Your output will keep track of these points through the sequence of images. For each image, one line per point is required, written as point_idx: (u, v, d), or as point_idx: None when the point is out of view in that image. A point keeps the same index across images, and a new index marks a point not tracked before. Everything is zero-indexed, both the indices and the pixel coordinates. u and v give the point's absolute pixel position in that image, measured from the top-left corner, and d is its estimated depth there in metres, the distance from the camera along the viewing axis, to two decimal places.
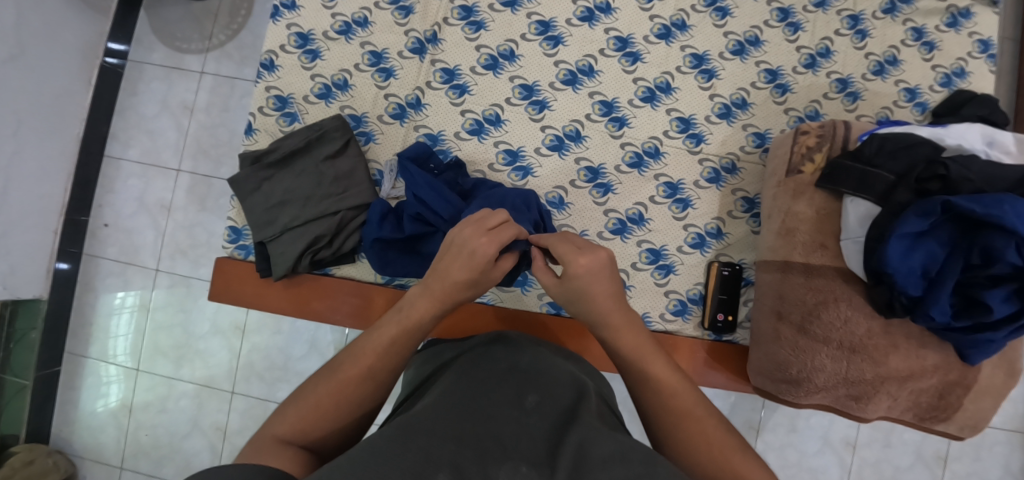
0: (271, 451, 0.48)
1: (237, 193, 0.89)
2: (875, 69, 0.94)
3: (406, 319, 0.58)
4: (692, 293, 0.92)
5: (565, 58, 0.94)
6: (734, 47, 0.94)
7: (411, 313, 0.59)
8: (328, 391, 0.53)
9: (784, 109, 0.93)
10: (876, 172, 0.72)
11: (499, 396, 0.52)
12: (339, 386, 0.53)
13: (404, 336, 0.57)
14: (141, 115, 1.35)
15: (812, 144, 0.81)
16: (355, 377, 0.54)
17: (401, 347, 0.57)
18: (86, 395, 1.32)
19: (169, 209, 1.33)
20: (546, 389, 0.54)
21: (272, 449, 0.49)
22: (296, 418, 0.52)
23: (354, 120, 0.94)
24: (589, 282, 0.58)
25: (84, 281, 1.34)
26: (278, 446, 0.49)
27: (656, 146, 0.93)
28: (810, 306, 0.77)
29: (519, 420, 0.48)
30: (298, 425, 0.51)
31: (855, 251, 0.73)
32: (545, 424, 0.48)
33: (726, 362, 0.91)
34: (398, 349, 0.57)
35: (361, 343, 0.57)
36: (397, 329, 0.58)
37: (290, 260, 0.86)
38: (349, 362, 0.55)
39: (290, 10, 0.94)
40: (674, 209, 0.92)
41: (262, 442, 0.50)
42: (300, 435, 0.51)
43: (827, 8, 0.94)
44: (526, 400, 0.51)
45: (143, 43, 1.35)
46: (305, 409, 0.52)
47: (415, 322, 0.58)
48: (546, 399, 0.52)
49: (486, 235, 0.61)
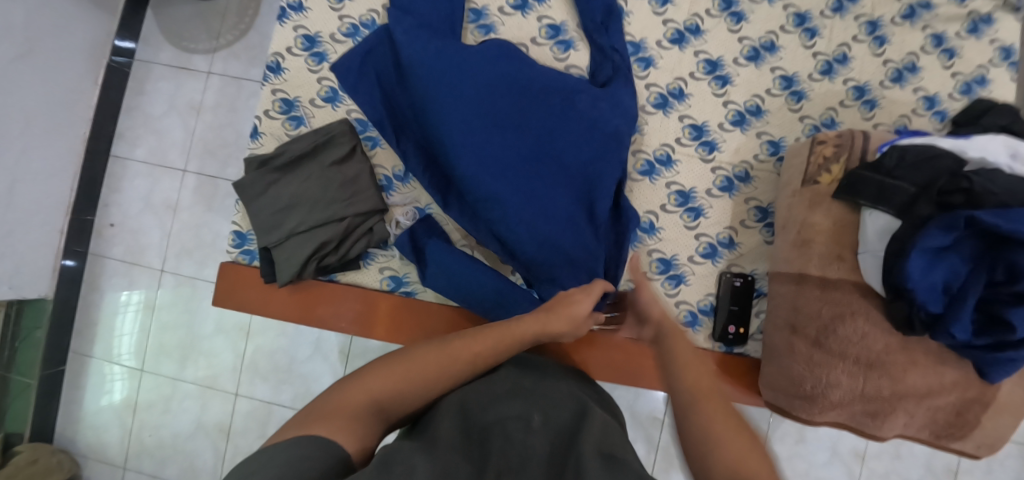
0: (392, 383, 0.56)
1: (243, 197, 0.85)
2: (893, 76, 0.92)
3: (557, 304, 0.71)
4: (702, 304, 0.89)
5: (576, 63, 0.92)
6: (749, 53, 0.92)
7: (515, 328, 0.66)
8: (420, 367, 0.58)
9: (799, 116, 0.91)
10: (897, 185, 0.70)
11: (509, 413, 0.56)
12: (440, 360, 0.59)
13: (501, 346, 0.63)
14: (148, 115, 1.37)
15: (830, 154, 0.78)
16: (453, 369, 0.59)
17: (493, 355, 0.63)
18: (89, 394, 1.36)
19: (175, 210, 1.35)
20: (551, 406, 0.58)
21: (404, 377, 0.57)
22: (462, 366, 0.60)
23: (361, 124, 0.90)
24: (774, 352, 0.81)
25: (90, 281, 1.36)
26: (350, 411, 0.51)
27: (668, 154, 0.90)
28: (825, 320, 0.74)
29: (522, 441, 0.53)
30: (375, 402, 0.53)
31: (874, 265, 0.71)
32: (547, 443, 0.53)
33: (736, 374, 0.89)
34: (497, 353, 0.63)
35: (473, 336, 0.63)
36: (484, 343, 0.62)
37: (296, 266, 0.83)
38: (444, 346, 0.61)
39: (296, 12, 0.91)
40: (686, 218, 0.90)
41: (372, 379, 0.55)
42: (372, 388, 0.54)
43: (845, 13, 0.92)
44: (533, 418, 0.56)
45: (151, 43, 1.37)
46: (396, 367, 0.58)
47: (578, 314, 0.70)
48: (550, 418, 0.57)
49: (587, 295, 0.73)
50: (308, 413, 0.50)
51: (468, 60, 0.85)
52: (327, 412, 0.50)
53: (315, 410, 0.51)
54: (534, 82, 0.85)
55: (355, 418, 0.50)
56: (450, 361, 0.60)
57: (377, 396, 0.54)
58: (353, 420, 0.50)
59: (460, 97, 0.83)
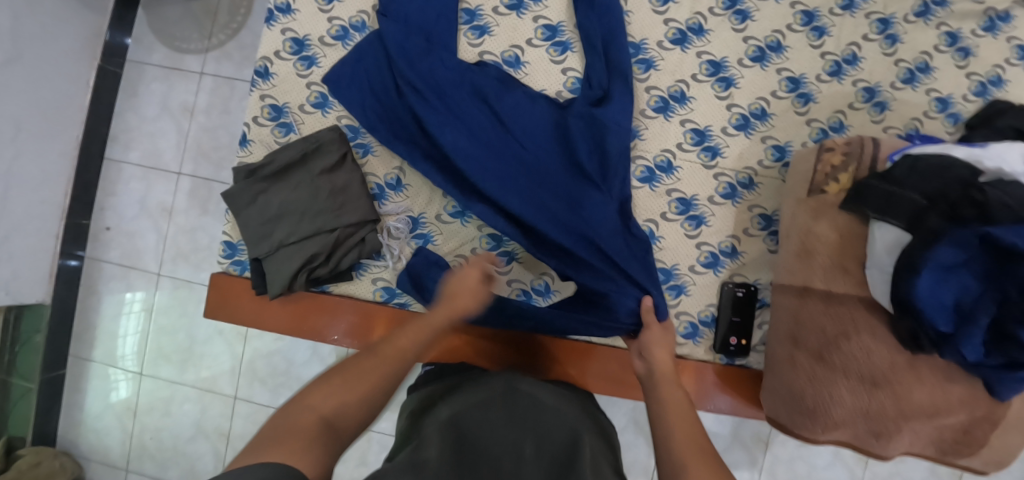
0: (335, 398, 0.56)
1: (231, 206, 0.83)
2: (905, 77, 0.88)
3: (452, 286, 0.74)
4: (703, 316, 0.87)
5: (573, 65, 0.88)
6: (754, 53, 0.88)
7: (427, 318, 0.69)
8: (358, 379, 0.59)
9: (806, 120, 0.88)
10: (905, 194, 0.66)
11: (501, 442, 0.55)
12: (376, 367, 0.61)
13: (420, 334, 0.67)
14: (141, 117, 1.35)
15: (838, 162, 0.75)
16: (388, 368, 0.61)
17: (416, 344, 0.66)
18: (90, 398, 1.36)
19: (170, 213, 1.33)
20: (543, 432, 0.57)
21: (345, 387, 0.57)
22: (395, 361, 0.62)
23: (352, 131, 0.88)
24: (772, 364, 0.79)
25: (88, 285, 1.36)
26: (297, 431, 0.50)
27: (668, 160, 0.87)
28: (829, 336, 0.71)
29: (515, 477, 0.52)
30: (322, 419, 0.53)
31: (882, 279, 0.67)
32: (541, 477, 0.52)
33: (737, 385, 0.87)
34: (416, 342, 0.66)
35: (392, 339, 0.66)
36: (404, 340, 0.65)
37: (286, 278, 0.81)
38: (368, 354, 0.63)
39: (284, 14, 0.88)
40: (687, 227, 0.87)
41: (315, 399, 0.55)
42: (316, 404, 0.54)
43: (854, 11, 0.88)
44: (524, 449, 0.54)
45: (143, 43, 1.34)
46: (339, 379, 0.58)
47: (476, 282, 0.73)
48: (543, 446, 0.55)
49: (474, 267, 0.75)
50: (251, 444, 0.49)
51: (463, 72, 0.85)
52: (269, 440, 0.49)
53: (266, 437, 0.49)
54: (526, 97, 0.85)
55: (302, 437, 0.49)
56: (386, 359, 0.62)
57: (325, 409, 0.54)
58: (309, 435, 0.49)
59: (449, 109, 0.84)
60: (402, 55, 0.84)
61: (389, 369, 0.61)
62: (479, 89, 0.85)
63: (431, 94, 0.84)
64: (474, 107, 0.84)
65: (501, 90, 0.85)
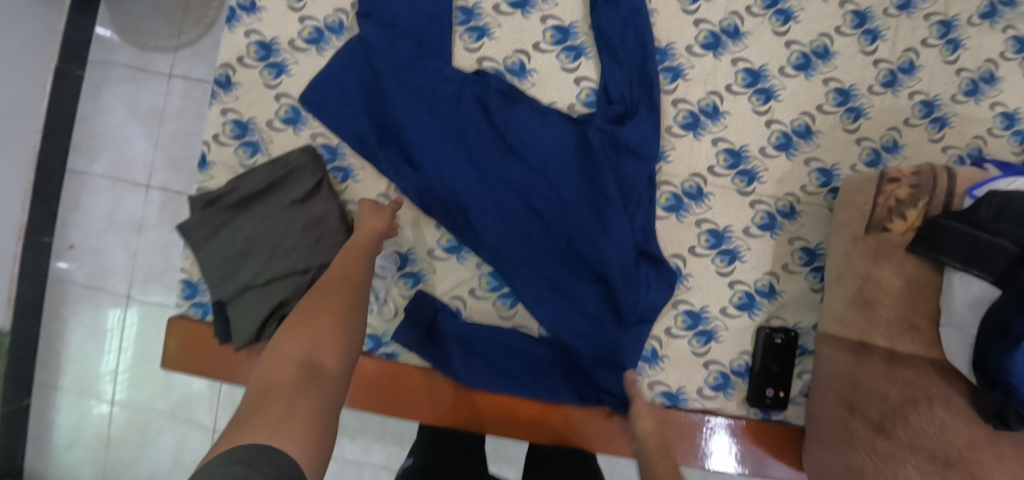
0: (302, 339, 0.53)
1: (189, 242, 0.72)
2: (968, 89, 0.75)
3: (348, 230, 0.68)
4: (735, 365, 0.76)
5: (588, 74, 0.76)
6: (798, 60, 0.76)
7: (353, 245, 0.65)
8: (322, 317, 0.55)
9: (856, 138, 0.75)
10: (994, 241, 0.52)
11: None
12: (329, 300, 0.57)
13: (351, 260, 0.63)
14: (106, 124, 1.22)
15: (904, 196, 0.63)
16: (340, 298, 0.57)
17: (355, 270, 0.62)
18: (58, 430, 1.25)
19: (139, 230, 1.22)
20: None
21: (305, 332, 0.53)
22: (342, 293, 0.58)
23: (329, 152, 0.76)
24: (822, 427, 0.70)
25: (53, 307, 1.25)
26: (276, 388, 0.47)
27: (698, 186, 0.75)
28: (893, 404, 0.60)
29: None
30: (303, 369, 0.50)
31: (961, 343, 0.54)
32: None
33: (774, 444, 0.76)
34: (351, 268, 0.62)
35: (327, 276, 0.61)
36: (341, 267, 0.61)
37: (252, 328, 0.69)
38: (325, 285, 0.59)
39: (248, 14, 0.76)
40: (718, 262, 0.75)
41: (287, 349, 0.52)
42: (290, 354, 0.51)
43: (912, 11, 0.76)
44: None
45: (106, 41, 1.21)
46: (298, 326, 0.54)
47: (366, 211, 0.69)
48: None
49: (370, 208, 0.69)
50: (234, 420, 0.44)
51: (460, 81, 0.73)
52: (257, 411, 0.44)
53: (245, 407, 0.46)
54: (532, 109, 0.73)
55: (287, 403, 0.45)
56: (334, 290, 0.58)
57: (301, 358, 0.51)
58: (300, 396, 0.47)
59: (442, 125, 0.72)
60: (388, 63, 0.72)
61: (340, 301, 0.57)
62: (479, 102, 0.73)
63: (419, 108, 0.72)
64: (474, 122, 0.73)
65: (504, 104, 0.73)
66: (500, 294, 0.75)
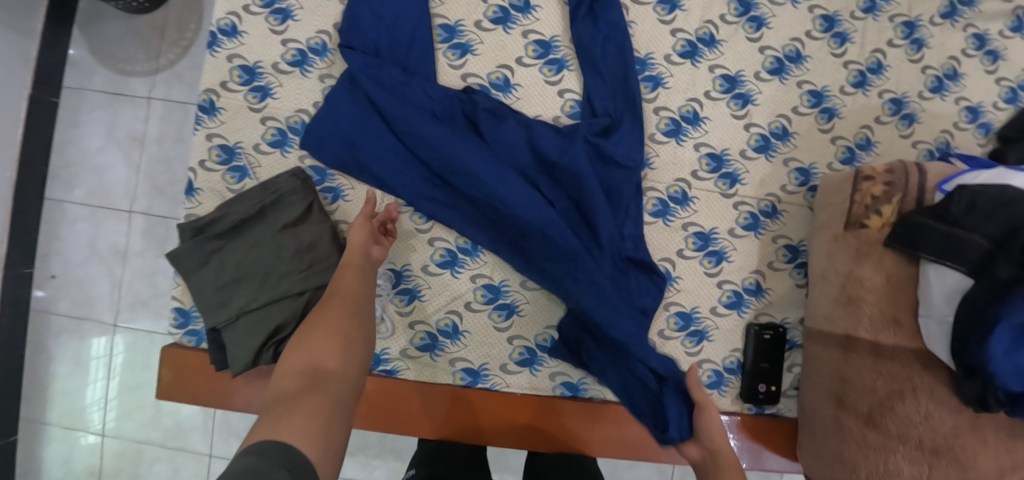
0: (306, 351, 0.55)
1: (179, 270, 0.71)
2: (933, 85, 0.79)
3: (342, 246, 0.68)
4: (728, 362, 0.78)
5: (570, 86, 0.77)
6: (772, 65, 0.78)
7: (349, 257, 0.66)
8: (318, 330, 0.58)
9: (831, 137, 0.78)
10: (967, 236, 0.55)
11: None
12: (330, 315, 0.60)
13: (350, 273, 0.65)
14: (84, 150, 1.20)
15: (879, 192, 0.66)
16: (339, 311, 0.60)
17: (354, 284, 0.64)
18: (47, 465, 1.22)
19: (124, 256, 1.20)
20: None
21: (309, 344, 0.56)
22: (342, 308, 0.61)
23: (318, 173, 0.76)
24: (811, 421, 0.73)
25: (36, 340, 1.22)
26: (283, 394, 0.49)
27: (683, 191, 0.77)
28: (880, 396, 0.63)
29: None
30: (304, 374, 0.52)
31: (940, 332, 0.57)
32: None
33: (769, 437, 0.78)
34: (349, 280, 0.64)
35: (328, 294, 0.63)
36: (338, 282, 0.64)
37: (248, 354, 0.69)
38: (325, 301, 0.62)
39: (230, 38, 0.76)
40: (706, 264, 0.77)
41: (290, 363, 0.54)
42: (291, 368, 0.54)
43: (877, 13, 0.79)
44: None
45: (80, 66, 1.19)
46: (301, 342, 0.57)
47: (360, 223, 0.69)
48: None
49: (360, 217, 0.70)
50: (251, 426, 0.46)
51: (448, 101, 0.74)
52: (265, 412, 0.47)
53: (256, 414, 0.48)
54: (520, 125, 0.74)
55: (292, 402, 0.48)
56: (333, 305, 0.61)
57: (302, 368, 0.53)
58: (304, 397, 0.49)
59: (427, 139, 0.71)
60: (375, 85, 0.72)
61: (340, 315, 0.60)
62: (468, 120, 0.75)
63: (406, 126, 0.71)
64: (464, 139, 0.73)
65: (493, 121, 0.74)
66: (495, 306, 0.76)
